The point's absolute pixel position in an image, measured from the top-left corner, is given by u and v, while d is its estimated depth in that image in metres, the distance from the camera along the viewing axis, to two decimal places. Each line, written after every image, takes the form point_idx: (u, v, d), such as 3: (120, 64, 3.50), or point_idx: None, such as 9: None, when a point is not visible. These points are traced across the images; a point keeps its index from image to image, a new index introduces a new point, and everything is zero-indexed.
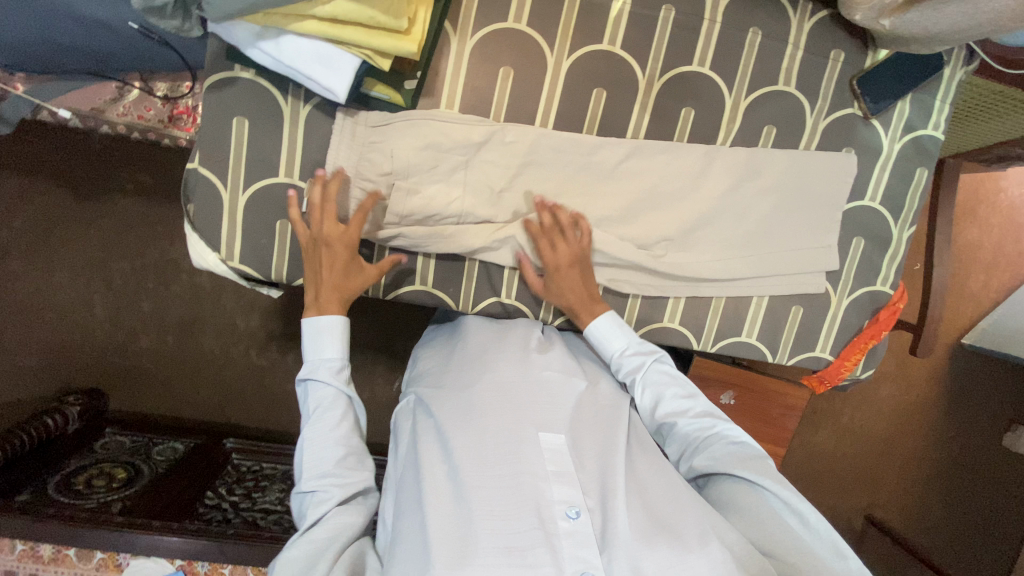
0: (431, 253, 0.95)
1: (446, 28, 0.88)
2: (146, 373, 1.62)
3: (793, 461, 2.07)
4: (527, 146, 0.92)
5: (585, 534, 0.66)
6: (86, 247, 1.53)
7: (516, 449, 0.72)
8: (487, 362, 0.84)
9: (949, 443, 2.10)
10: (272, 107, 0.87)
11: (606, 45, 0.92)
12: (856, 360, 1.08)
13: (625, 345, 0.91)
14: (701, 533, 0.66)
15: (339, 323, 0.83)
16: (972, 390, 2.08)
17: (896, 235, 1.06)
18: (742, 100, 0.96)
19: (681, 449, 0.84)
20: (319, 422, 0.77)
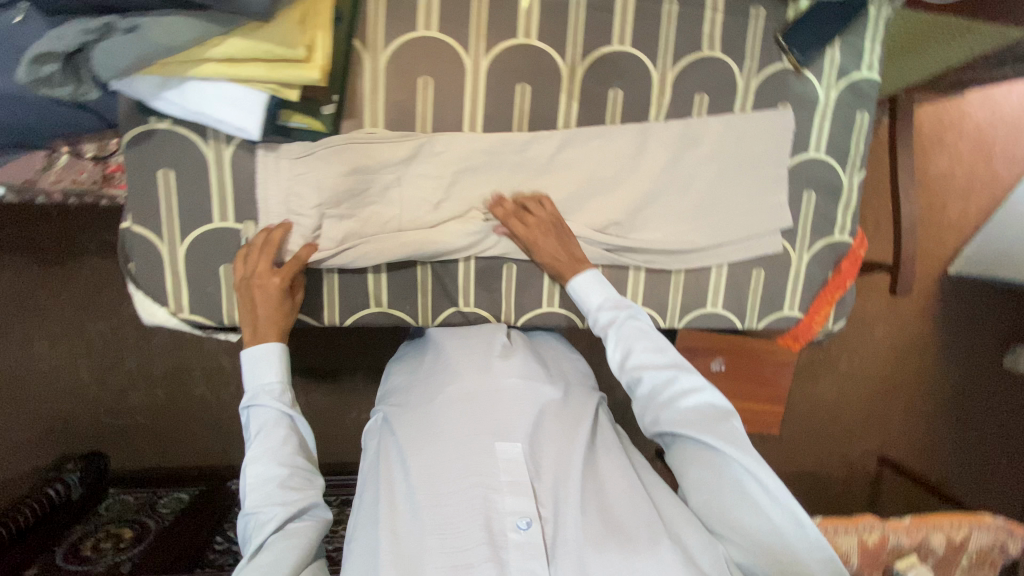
0: (381, 267, 0.94)
1: (356, 46, 0.86)
2: (141, 429, 1.62)
3: (798, 416, 2.07)
4: (459, 152, 0.91)
5: (533, 544, 0.71)
6: (59, 315, 1.53)
7: (473, 462, 0.76)
8: (449, 376, 0.88)
9: (954, 374, 2.11)
10: (195, 153, 0.86)
11: (522, 38, 0.90)
12: (825, 313, 1.08)
13: (603, 298, 0.92)
14: (652, 533, 0.71)
15: (277, 349, 0.83)
16: (967, 318, 2.07)
17: (847, 182, 1.05)
18: (669, 71, 0.95)
19: (646, 401, 0.84)
20: (260, 444, 0.77)
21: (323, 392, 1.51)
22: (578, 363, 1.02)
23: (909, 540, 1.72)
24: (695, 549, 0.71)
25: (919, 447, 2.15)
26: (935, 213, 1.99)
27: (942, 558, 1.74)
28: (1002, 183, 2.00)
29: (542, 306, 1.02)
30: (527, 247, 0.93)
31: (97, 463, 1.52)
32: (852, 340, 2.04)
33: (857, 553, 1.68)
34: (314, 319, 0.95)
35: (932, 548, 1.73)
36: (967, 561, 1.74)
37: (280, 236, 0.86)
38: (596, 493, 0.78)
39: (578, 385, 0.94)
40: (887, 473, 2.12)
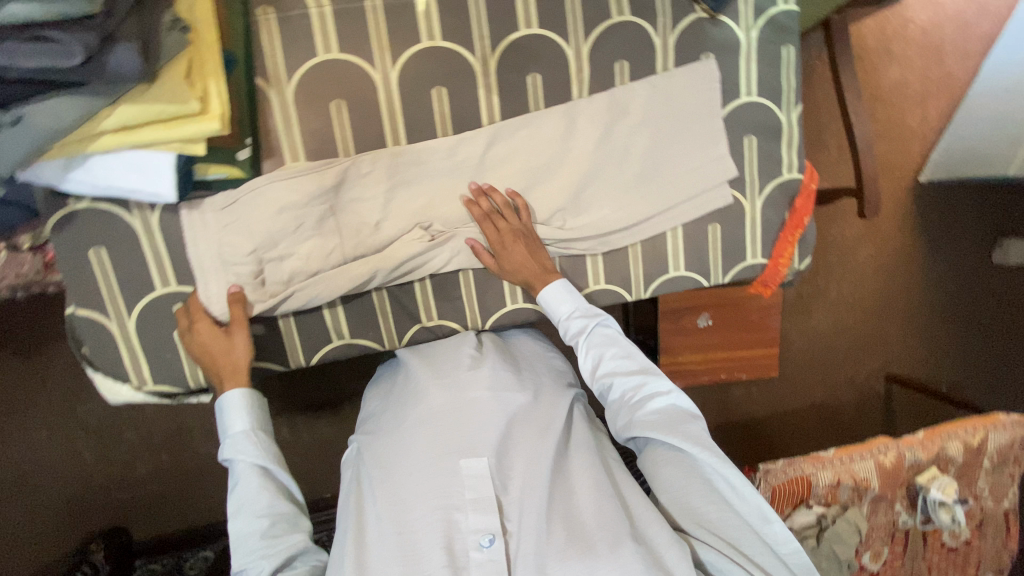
0: (335, 301, 0.92)
1: (259, 84, 0.84)
2: (155, 496, 1.62)
3: (799, 352, 2.07)
4: (387, 170, 0.89)
5: (493, 561, 0.77)
6: (45, 405, 1.52)
7: (441, 485, 0.81)
8: (415, 396, 0.91)
9: (946, 281, 2.11)
10: (122, 225, 0.84)
11: (426, 42, 0.88)
12: (789, 254, 1.07)
13: (573, 307, 0.93)
14: (614, 532, 0.77)
15: (245, 396, 0.83)
16: (949, 221, 2.06)
17: (785, 120, 1.03)
18: (582, 45, 0.93)
19: (617, 406, 0.89)
20: (239, 499, 0.78)
21: (326, 424, 1.52)
22: (556, 361, 1.04)
23: (926, 454, 1.72)
24: (654, 539, 0.77)
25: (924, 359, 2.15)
26: (895, 126, 1.96)
27: (963, 465, 1.76)
28: (958, 81, 1.96)
29: (507, 305, 1.00)
30: (497, 254, 0.93)
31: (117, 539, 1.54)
32: (836, 267, 2.03)
33: (877, 476, 1.68)
34: (280, 364, 0.94)
35: (952, 457, 1.74)
36: (989, 463, 1.77)
37: (239, 296, 0.86)
38: (564, 496, 0.83)
39: (550, 382, 0.97)
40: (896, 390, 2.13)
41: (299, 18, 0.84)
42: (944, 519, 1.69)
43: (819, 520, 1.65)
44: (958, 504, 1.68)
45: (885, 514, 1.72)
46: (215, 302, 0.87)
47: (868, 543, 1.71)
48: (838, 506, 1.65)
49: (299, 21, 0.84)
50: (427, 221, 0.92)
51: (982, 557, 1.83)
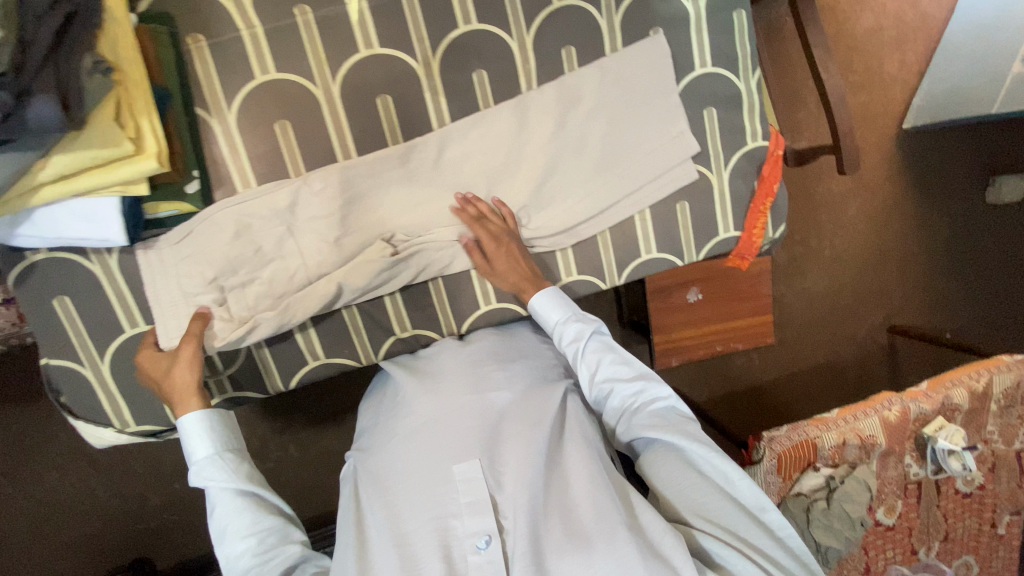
0: (306, 324, 0.92)
1: (199, 115, 0.83)
2: (175, 523, 1.65)
3: (797, 314, 2.05)
4: (339, 186, 0.87)
5: (491, 562, 0.76)
6: (51, 448, 1.54)
7: (435, 491, 0.80)
8: (406, 405, 0.91)
9: (940, 227, 2.07)
10: (82, 273, 0.84)
11: (364, 51, 0.86)
12: (762, 224, 1.06)
13: (566, 314, 0.92)
14: (608, 523, 0.76)
15: (203, 417, 0.80)
16: (938, 164, 2.02)
17: (745, 88, 1.01)
18: (526, 36, 0.91)
19: (616, 412, 0.90)
20: (221, 524, 0.76)
21: (330, 438, 1.54)
22: (549, 353, 1.03)
23: (931, 405, 1.70)
24: (650, 528, 0.76)
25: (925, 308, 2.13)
26: (874, 75, 1.91)
27: (970, 411, 1.74)
28: (934, 22, 1.90)
29: (481, 306, 1.00)
30: (481, 259, 0.93)
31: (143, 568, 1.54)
32: (827, 224, 2.00)
33: (882, 432, 1.67)
34: (259, 392, 0.94)
35: (958, 405, 1.72)
36: (996, 407, 1.76)
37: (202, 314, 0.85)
38: (560, 491, 0.83)
39: (539, 377, 0.96)
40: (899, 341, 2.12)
41: (232, 42, 0.82)
42: (955, 467, 1.67)
43: (828, 481, 1.63)
44: (967, 451, 1.67)
45: (895, 467, 1.71)
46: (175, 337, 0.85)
47: (881, 498, 1.71)
48: (846, 466, 1.65)
49: (232, 46, 0.82)
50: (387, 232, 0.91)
51: (997, 499, 1.82)
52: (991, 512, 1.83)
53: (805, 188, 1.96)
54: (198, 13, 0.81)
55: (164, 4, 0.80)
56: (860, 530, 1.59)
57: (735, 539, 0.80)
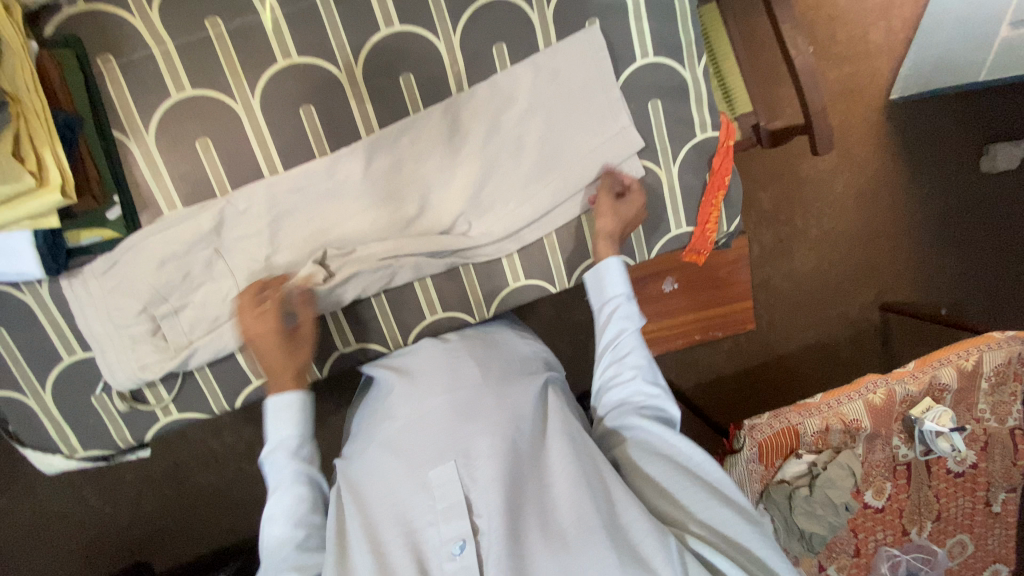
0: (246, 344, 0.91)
1: (117, 138, 0.81)
2: (167, 530, 1.59)
3: (786, 299, 1.89)
4: (266, 203, 0.85)
5: (466, 568, 0.71)
6: (17, 475, 1.49)
7: (409, 497, 0.76)
8: (389, 412, 0.88)
9: (934, 197, 1.90)
10: (13, 302, 0.83)
11: (283, 61, 0.83)
12: (716, 218, 1.02)
13: (622, 293, 0.93)
14: (586, 526, 0.72)
15: (297, 399, 0.81)
16: (930, 128, 1.85)
17: (691, 77, 0.96)
18: (453, 36, 0.87)
19: (628, 398, 0.88)
20: (278, 507, 0.77)
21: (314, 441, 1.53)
22: (528, 349, 1.01)
23: (918, 386, 1.57)
24: (631, 528, 0.73)
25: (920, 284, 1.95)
26: (858, 46, 1.75)
27: (959, 390, 1.60)
28: None
29: (427, 317, 0.99)
30: (605, 204, 0.93)
31: None
32: (813, 203, 1.83)
33: (866, 415, 1.54)
34: (204, 413, 0.94)
35: (945, 385, 1.58)
36: (986, 385, 1.60)
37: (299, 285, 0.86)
38: (540, 492, 0.77)
39: (517, 371, 0.92)
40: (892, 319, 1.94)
41: (143, 60, 0.79)
42: (943, 448, 1.53)
43: (810, 468, 1.52)
44: (956, 431, 1.53)
45: (882, 450, 1.58)
46: (117, 371, 0.86)
47: (868, 481, 1.58)
48: (829, 452, 1.53)
49: (144, 64, 0.79)
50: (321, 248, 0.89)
51: (991, 478, 1.66)
52: (984, 491, 1.66)
53: (789, 164, 1.80)
54: (106, 33, 0.78)
55: (71, 26, 0.78)
56: (845, 516, 1.47)
57: (733, 551, 0.77)
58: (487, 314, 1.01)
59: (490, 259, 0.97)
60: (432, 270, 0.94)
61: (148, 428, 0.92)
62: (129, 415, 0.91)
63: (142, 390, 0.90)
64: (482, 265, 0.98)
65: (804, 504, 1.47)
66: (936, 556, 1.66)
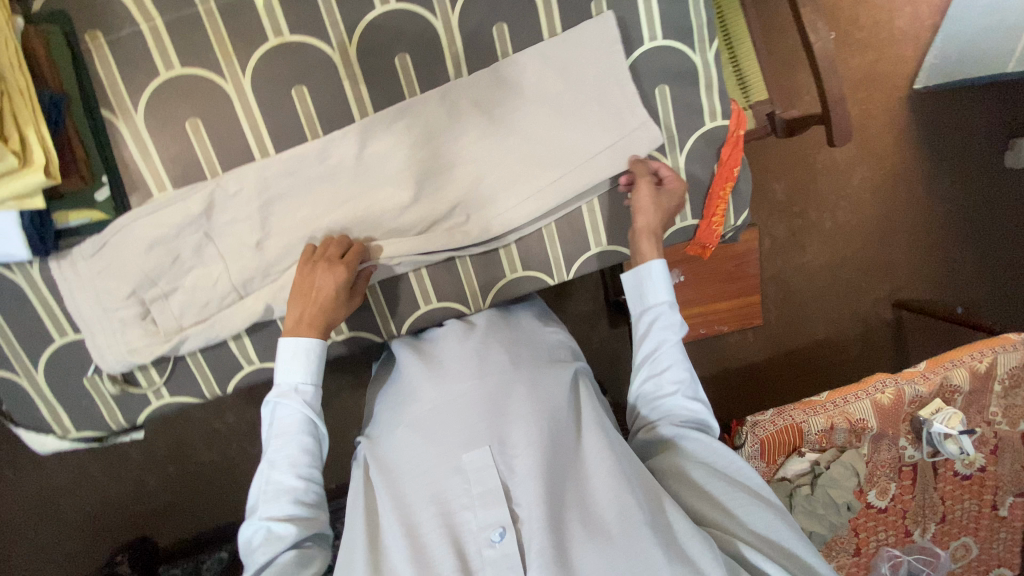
0: (240, 333, 0.89)
1: (106, 117, 0.79)
2: (170, 506, 1.61)
3: (798, 294, 1.84)
4: (256, 186, 0.83)
5: (507, 556, 0.70)
6: (20, 451, 1.51)
7: (443, 483, 0.74)
8: (414, 395, 0.85)
9: (954, 192, 1.83)
10: (4, 282, 0.83)
11: (274, 38, 0.80)
12: (723, 211, 0.98)
13: (666, 299, 0.89)
14: (630, 521, 0.70)
15: (316, 346, 0.81)
16: (954, 120, 1.77)
17: (701, 62, 0.92)
18: (451, 15, 0.83)
19: (669, 410, 0.87)
20: (283, 452, 0.79)
21: None
22: (555, 336, 0.97)
23: (928, 387, 1.52)
24: (676, 527, 0.72)
25: (935, 282, 1.89)
26: (882, 32, 1.67)
27: (971, 392, 1.55)
28: None
29: (421, 306, 0.97)
30: (646, 191, 0.89)
31: (142, 546, 1.56)
32: (829, 195, 1.77)
33: (873, 416, 1.50)
34: (195, 397, 0.93)
35: (958, 387, 1.53)
36: (1000, 387, 1.55)
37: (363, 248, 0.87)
38: (577, 481, 0.76)
39: (547, 359, 0.90)
40: (906, 316, 1.89)
41: (130, 37, 0.77)
42: (951, 451, 1.50)
43: (812, 467, 1.49)
44: (965, 434, 1.49)
45: (888, 450, 1.54)
46: (107, 355, 0.85)
47: (872, 481, 1.55)
48: (833, 451, 1.50)
49: (131, 39, 0.77)
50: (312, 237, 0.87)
51: (999, 482, 1.61)
52: (992, 494, 1.62)
53: (805, 156, 1.74)
54: (92, 8, 0.76)
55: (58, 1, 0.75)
56: (846, 515, 1.45)
57: (778, 556, 0.76)
58: (483, 305, 0.99)
59: (487, 250, 0.95)
60: (429, 258, 0.92)
61: (140, 410, 0.92)
62: (121, 397, 0.90)
63: (134, 373, 0.89)
64: (479, 255, 0.95)
65: (804, 503, 1.45)
66: (938, 558, 1.63)
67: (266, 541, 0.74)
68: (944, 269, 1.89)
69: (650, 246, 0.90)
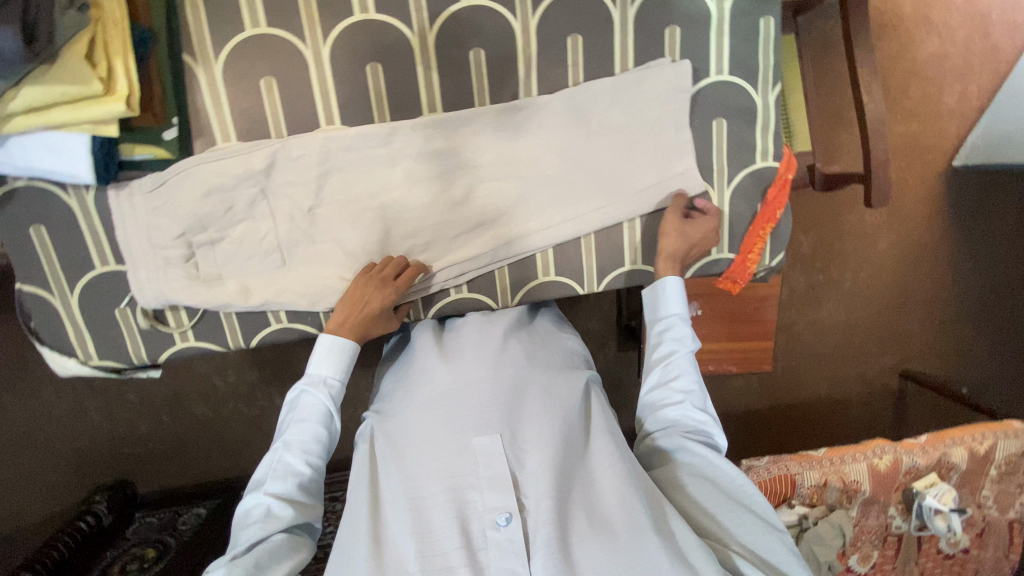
0: (280, 309, 0.91)
1: (187, 61, 0.82)
2: (158, 453, 1.62)
3: (808, 347, 1.84)
4: (318, 154, 0.85)
5: (512, 542, 0.70)
6: (23, 374, 1.52)
7: (453, 462, 0.75)
8: (425, 377, 0.86)
9: (976, 271, 1.83)
10: (59, 204, 0.85)
11: (359, 14, 0.83)
12: (760, 249, 1.00)
13: (678, 312, 0.89)
14: (637, 524, 0.71)
15: (351, 349, 0.85)
16: (987, 201, 1.78)
17: (761, 102, 0.94)
18: (531, 18, 0.86)
19: (677, 421, 0.86)
20: (299, 436, 0.81)
21: None
22: (570, 344, 0.98)
23: (926, 460, 1.51)
24: (680, 537, 0.72)
25: (943, 358, 1.89)
26: (930, 105, 1.70)
27: (967, 472, 1.54)
28: None
29: (451, 295, 0.97)
30: (671, 222, 0.92)
31: (122, 490, 1.57)
32: (853, 255, 1.79)
33: (868, 479, 1.49)
34: (219, 345, 0.94)
35: (955, 465, 1.53)
36: (995, 472, 1.54)
37: (421, 266, 0.91)
38: (585, 482, 0.77)
39: (562, 364, 0.91)
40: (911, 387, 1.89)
41: None
42: (939, 528, 1.48)
43: (800, 520, 1.48)
44: (955, 511, 1.48)
45: (876, 517, 1.53)
46: (146, 289, 0.87)
47: (856, 545, 1.54)
48: (823, 507, 1.48)
49: None
50: (361, 231, 0.89)
51: (980, 565, 1.61)
52: None
53: (836, 213, 1.75)
54: None
55: None
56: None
57: (770, 573, 0.76)
58: (511, 303, 0.99)
59: (527, 252, 0.96)
60: (466, 252, 0.94)
61: (163, 349, 0.93)
62: (148, 332, 0.92)
63: (165, 310, 0.91)
64: (516, 257, 0.96)
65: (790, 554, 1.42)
66: None
67: (263, 519, 0.75)
68: (954, 346, 1.89)
69: (669, 267, 0.91)
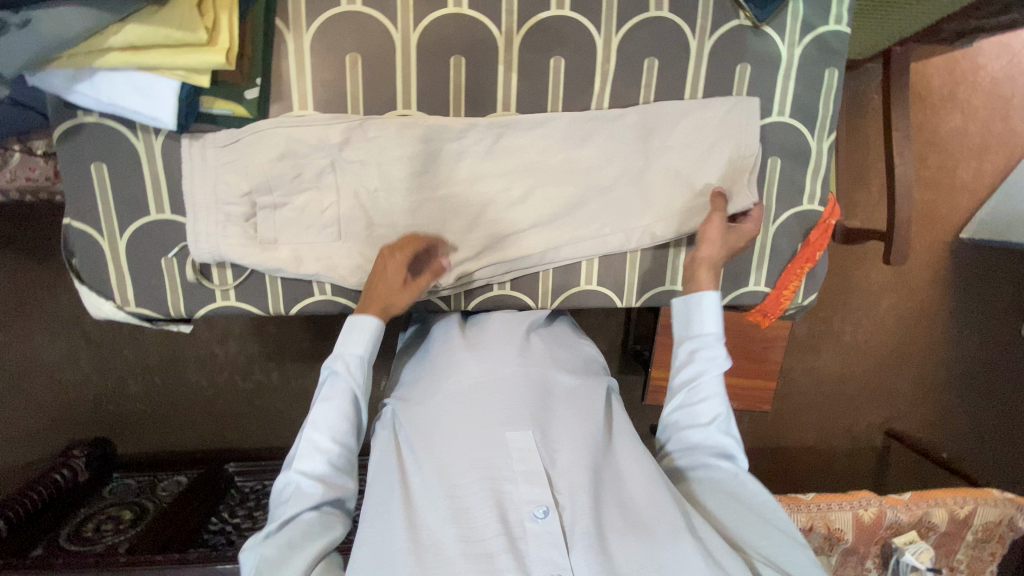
0: (327, 280, 0.92)
1: (278, 26, 0.83)
2: (146, 415, 1.57)
3: (805, 392, 1.88)
4: (391, 136, 0.87)
5: (551, 533, 0.70)
6: (21, 315, 1.47)
7: (485, 455, 0.75)
8: (445, 372, 0.86)
9: (972, 339, 1.89)
10: (126, 145, 0.85)
11: (452, 7, 0.85)
12: (795, 287, 1.03)
13: (709, 332, 0.87)
14: (673, 525, 0.72)
15: (373, 327, 0.82)
16: (991, 274, 1.84)
17: (815, 148, 0.98)
18: (614, 36, 0.89)
19: (701, 443, 0.86)
20: (326, 414, 0.79)
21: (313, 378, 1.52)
22: (589, 350, 0.99)
23: (909, 517, 1.53)
24: (708, 540, 0.72)
25: (930, 419, 1.94)
26: (947, 177, 1.77)
27: (944, 534, 1.57)
28: None
29: (495, 290, 0.99)
30: (716, 227, 0.90)
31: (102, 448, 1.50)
32: (857, 309, 1.84)
33: (852, 530, 1.51)
34: (258, 308, 0.94)
35: (935, 525, 1.54)
36: (972, 537, 1.57)
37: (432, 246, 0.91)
38: (615, 483, 0.78)
39: (583, 369, 0.92)
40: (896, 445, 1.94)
41: None
42: None
43: None
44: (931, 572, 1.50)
45: (853, 567, 1.57)
46: (201, 242, 0.88)
47: None
48: None
49: None
50: (419, 215, 0.91)
51: None
52: None
53: (847, 267, 1.80)
54: None
55: None
56: None
57: None
58: (549, 306, 1.01)
59: (575, 259, 0.98)
60: (516, 250, 0.95)
61: (202, 305, 0.92)
62: (191, 285, 0.91)
63: (212, 266, 0.91)
64: (561, 263, 0.98)
65: None
66: None
67: (293, 496, 0.75)
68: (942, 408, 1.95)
69: (708, 278, 0.89)
